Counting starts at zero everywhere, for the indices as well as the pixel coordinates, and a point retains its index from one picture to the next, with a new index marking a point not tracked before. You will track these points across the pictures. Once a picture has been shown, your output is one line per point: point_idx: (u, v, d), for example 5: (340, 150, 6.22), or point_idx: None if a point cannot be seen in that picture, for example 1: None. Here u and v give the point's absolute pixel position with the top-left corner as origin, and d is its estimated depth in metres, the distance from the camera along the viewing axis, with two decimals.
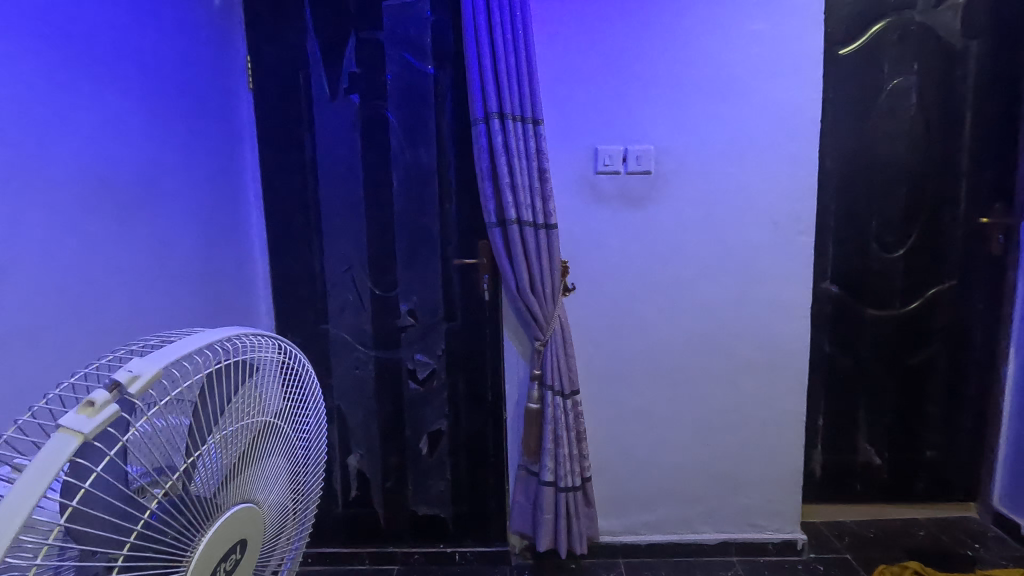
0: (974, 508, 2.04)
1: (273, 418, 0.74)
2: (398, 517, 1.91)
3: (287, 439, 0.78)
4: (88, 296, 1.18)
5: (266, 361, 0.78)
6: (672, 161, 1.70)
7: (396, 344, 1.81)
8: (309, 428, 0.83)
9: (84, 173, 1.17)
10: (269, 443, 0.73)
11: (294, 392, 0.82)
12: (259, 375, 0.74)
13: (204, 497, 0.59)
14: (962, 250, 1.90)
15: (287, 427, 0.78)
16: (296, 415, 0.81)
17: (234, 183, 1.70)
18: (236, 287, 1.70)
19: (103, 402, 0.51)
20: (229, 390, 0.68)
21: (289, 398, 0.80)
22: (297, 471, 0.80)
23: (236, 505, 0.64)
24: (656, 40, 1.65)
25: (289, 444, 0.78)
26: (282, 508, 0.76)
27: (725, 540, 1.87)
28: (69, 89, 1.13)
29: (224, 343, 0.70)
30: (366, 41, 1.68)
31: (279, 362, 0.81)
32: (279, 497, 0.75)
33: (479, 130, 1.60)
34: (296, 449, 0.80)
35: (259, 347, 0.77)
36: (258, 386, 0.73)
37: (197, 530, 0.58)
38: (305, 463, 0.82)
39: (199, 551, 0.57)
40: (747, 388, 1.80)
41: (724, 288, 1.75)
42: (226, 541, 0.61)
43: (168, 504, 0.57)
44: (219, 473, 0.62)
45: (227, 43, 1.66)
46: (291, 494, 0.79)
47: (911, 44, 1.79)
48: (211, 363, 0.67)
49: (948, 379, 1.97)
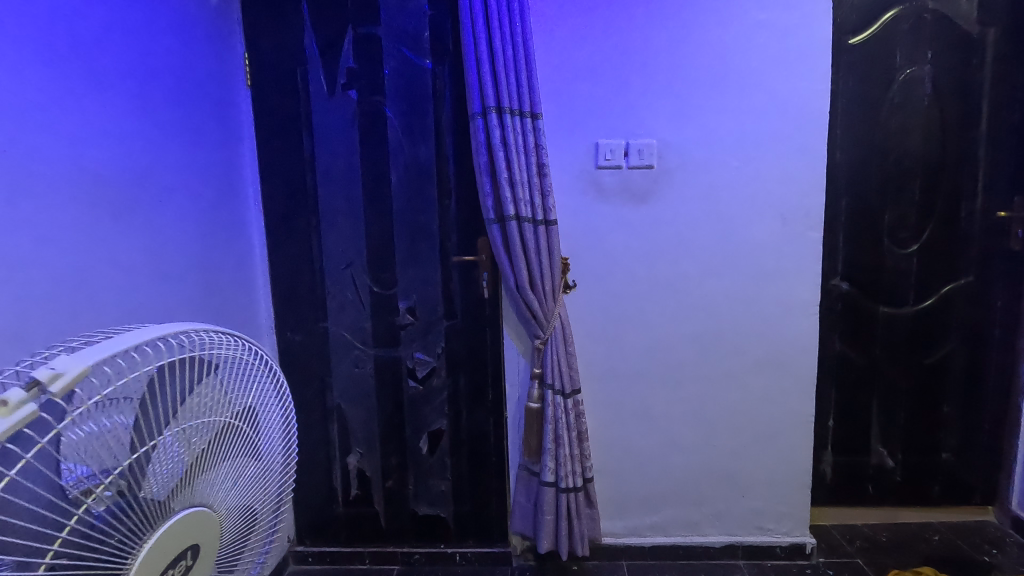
0: (992, 512, 1.97)
1: (232, 421, 0.73)
2: (399, 517, 1.89)
3: (252, 442, 0.77)
4: (82, 295, 1.17)
5: (234, 360, 0.76)
6: (675, 155, 1.66)
7: (396, 342, 1.80)
8: (274, 431, 0.81)
9: (79, 173, 1.16)
10: (228, 446, 0.72)
11: (265, 394, 0.81)
12: (220, 374, 0.73)
13: (150, 502, 0.59)
14: (979, 246, 1.84)
15: (248, 429, 0.76)
16: (259, 417, 0.79)
17: (234, 180, 1.69)
18: (234, 285, 1.68)
19: (16, 402, 0.50)
20: (184, 385, 0.67)
21: (252, 400, 0.78)
22: (262, 475, 0.79)
23: (188, 510, 0.63)
24: (659, 30, 1.61)
25: (252, 446, 0.77)
26: (243, 512, 0.75)
27: (731, 543, 1.83)
28: (63, 87, 1.12)
29: (176, 338, 0.69)
30: (364, 37, 1.66)
31: (245, 361, 0.78)
32: (241, 501, 0.74)
33: (477, 125, 1.57)
34: (260, 452, 0.79)
35: (226, 344, 0.75)
36: (217, 384, 0.72)
37: (140, 536, 0.58)
38: (269, 467, 0.81)
39: (140, 558, 0.57)
40: (754, 388, 1.76)
41: (730, 285, 1.71)
42: (174, 548, 0.61)
43: (115, 509, 0.56)
44: (173, 473, 0.62)
45: (226, 40, 1.65)
46: (257, 498, 0.78)
47: (924, 33, 1.73)
48: (160, 357, 0.66)
49: (964, 379, 1.91)
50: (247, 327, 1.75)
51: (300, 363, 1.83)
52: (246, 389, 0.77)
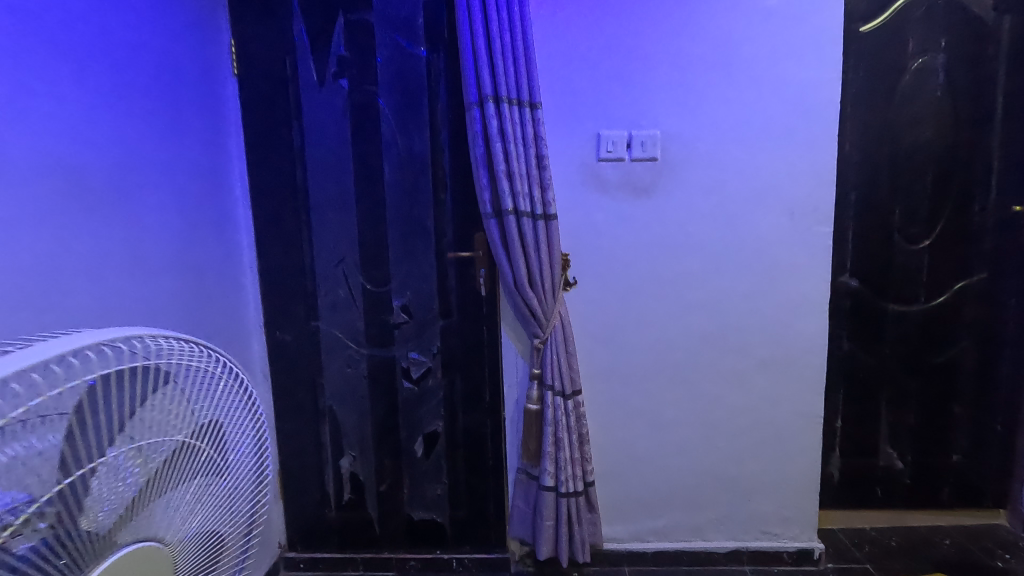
0: (1003, 516, 1.92)
1: (185, 441, 0.69)
2: (393, 522, 1.83)
3: (213, 461, 0.74)
4: (54, 290, 1.10)
5: (197, 372, 0.73)
6: (679, 147, 1.60)
7: (389, 341, 1.73)
8: (241, 449, 0.78)
9: (55, 166, 1.10)
10: (180, 467, 0.69)
11: (235, 410, 0.77)
12: (182, 385, 0.70)
13: (82, 534, 0.57)
14: (992, 241, 1.78)
15: (210, 447, 0.73)
16: (223, 434, 0.76)
17: (220, 173, 1.62)
18: (221, 282, 1.62)
19: None
20: (134, 394, 0.64)
21: (215, 417, 0.74)
22: (226, 495, 0.76)
23: (125, 538, 0.62)
24: (663, 17, 1.54)
25: (213, 464, 0.74)
26: (203, 535, 0.72)
27: (737, 549, 1.77)
28: (38, 74, 1.06)
29: (131, 344, 0.65)
30: (355, 23, 1.60)
31: (207, 374, 0.74)
32: (199, 523, 0.71)
33: (473, 115, 1.51)
34: (224, 470, 0.76)
35: (187, 355, 0.71)
36: (176, 395, 0.69)
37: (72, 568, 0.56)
38: (236, 486, 0.78)
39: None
40: (760, 388, 1.70)
41: (736, 283, 1.65)
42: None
43: (47, 545, 0.53)
44: (120, 501, 0.61)
45: (211, 26, 1.58)
46: (221, 517, 0.75)
47: (937, 20, 1.67)
48: (111, 363, 0.62)
49: (975, 378, 1.85)
50: (236, 326, 1.68)
51: (291, 363, 1.76)
52: (208, 405, 0.74)
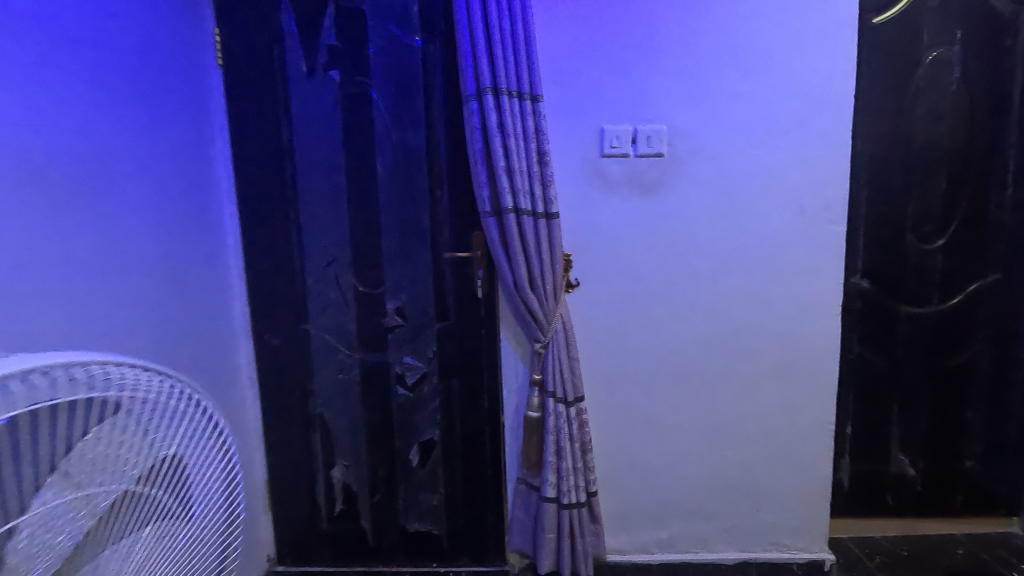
0: (1017, 524, 1.86)
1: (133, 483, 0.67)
2: (387, 533, 1.75)
3: (171, 502, 0.72)
4: (24, 296, 1.01)
5: (155, 406, 0.70)
6: (687, 143, 1.53)
7: (383, 346, 1.66)
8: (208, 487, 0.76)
9: (25, 163, 1.01)
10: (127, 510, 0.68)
11: (200, 441, 0.75)
12: (139, 417, 0.68)
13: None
14: (1008, 240, 1.72)
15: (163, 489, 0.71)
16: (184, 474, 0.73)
17: (203, 169, 1.53)
18: (205, 285, 1.53)
19: None
20: (79, 427, 0.63)
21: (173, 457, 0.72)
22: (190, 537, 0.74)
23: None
24: (670, 6, 1.47)
25: (171, 506, 0.72)
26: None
27: (745, 560, 1.71)
28: (7, 63, 0.97)
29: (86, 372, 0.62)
30: (346, 11, 1.52)
31: (168, 409, 0.71)
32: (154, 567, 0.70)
33: (471, 108, 1.43)
34: (188, 509, 0.74)
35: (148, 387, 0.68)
36: (133, 429, 0.67)
37: None
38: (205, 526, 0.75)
39: None
40: (769, 394, 1.63)
41: (745, 284, 1.58)
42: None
43: None
44: (56, 551, 0.60)
45: (194, 13, 1.49)
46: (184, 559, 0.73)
47: (953, 11, 1.61)
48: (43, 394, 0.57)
49: (989, 382, 1.79)
50: (221, 331, 1.59)
51: (280, 369, 1.68)
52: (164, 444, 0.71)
